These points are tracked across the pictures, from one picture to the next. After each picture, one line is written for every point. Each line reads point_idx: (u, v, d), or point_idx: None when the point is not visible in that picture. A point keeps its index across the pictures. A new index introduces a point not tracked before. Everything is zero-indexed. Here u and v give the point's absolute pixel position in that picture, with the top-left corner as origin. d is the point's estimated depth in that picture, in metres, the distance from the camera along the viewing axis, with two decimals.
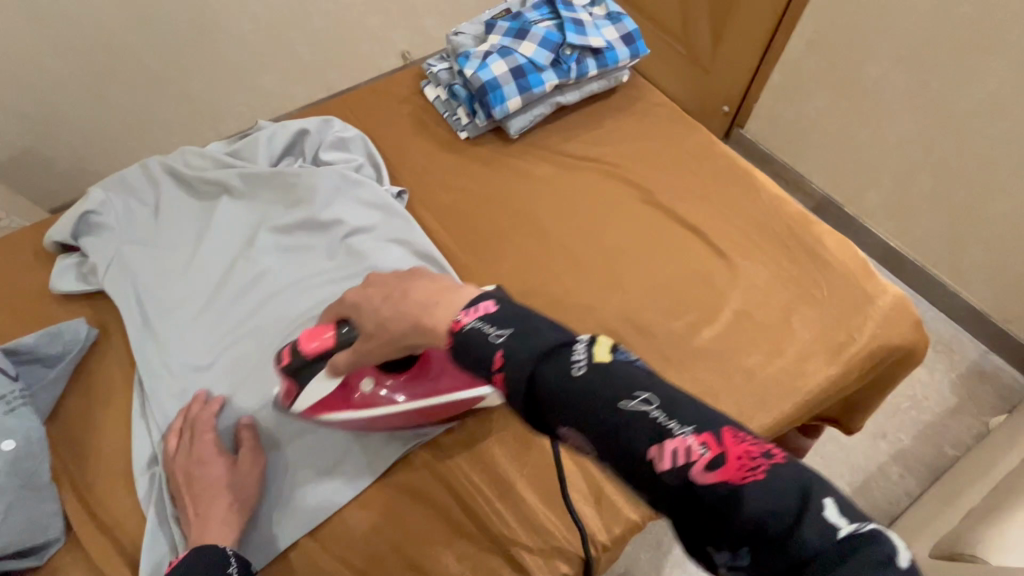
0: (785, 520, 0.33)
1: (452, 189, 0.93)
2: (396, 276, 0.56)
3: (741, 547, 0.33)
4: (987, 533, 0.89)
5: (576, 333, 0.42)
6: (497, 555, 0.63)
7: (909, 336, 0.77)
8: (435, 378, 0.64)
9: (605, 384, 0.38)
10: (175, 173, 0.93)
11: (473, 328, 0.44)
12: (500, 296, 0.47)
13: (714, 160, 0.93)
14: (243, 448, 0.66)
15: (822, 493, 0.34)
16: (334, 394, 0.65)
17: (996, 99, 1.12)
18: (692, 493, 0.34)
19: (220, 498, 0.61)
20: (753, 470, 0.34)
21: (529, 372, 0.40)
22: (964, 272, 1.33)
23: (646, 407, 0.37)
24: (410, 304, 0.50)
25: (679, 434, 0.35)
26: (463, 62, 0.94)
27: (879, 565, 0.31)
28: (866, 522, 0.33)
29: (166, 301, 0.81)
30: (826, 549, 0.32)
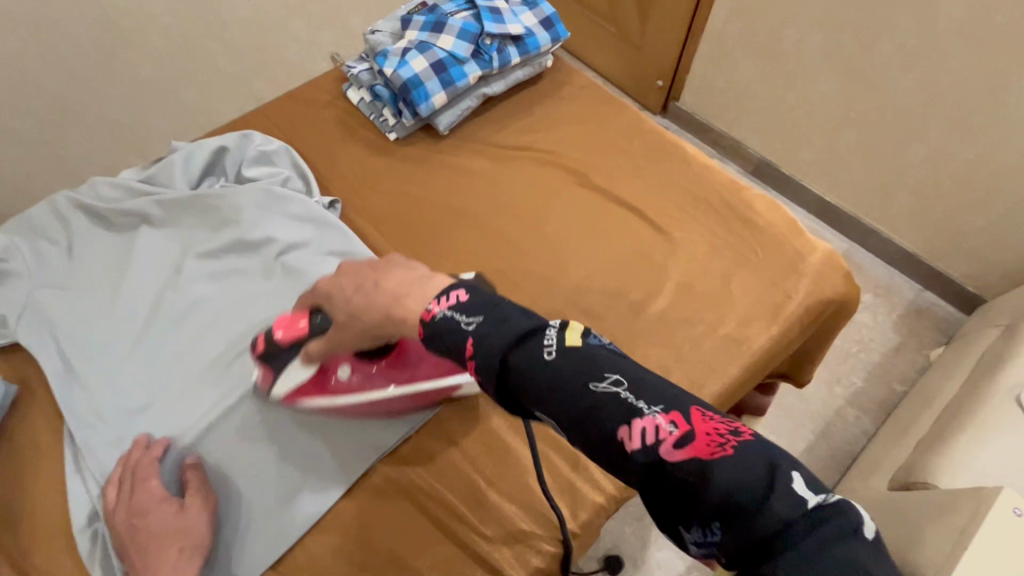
0: (758, 494, 0.35)
1: (388, 191, 0.91)
2: (369, 266, 0.59)
3: (712, 523, 0.35)
4: (933, 460, 0.95)
5: (546, 319, 0.43)
6: (468, 559, 0.62)
7: (841, 288, 0.81)
8: (414, 365, 0.64)
9: (581, 367, 0.40)
10: (87, 209, 0.86)
11: (445, 318, 0.45)
12: (471, 286, 0.48)
13: (644, 137, 0.94)
14: (190, 488, 0.63)
15: (788, 468, 0.36)
16: (312, 380, 0.66)
17: (904, 53, 1.18)
18: (663, 470, 0.36)
19: (170, 543, 0.59)
20: (721, 445, 0.36)
21: (500, 358, 0.42)
22: (894, 217, 1.40)
23: (615, 389, 0.39)
24: (381, 295, 0.53)
25: (649, 414, 0.37)
26: (382, 62, 0.92)
27: (841, 534, 0.34)
28: (828, 493, 0.35)
29: (97, 342, 0.77)
30: (797, 520, 0.34)
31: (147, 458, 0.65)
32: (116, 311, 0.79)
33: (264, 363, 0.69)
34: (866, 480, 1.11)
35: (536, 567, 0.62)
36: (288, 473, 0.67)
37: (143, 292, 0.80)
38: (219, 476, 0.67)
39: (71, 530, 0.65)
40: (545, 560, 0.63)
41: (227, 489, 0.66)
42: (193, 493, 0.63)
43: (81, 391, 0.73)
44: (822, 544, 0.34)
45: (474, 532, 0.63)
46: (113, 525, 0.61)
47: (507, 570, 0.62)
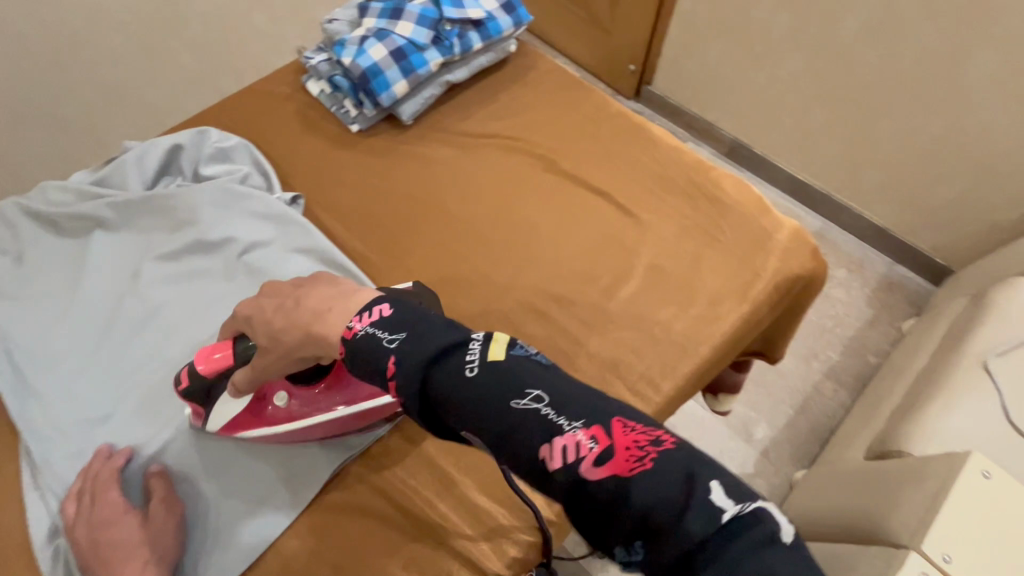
0: (675, 507, 0.32)
1: (352, 185, 0.89)
2: (294, 283, 0.57)
3: (634, 542, 0.32)
4: (905, 429, 0.97)
5: (470, 333, 0.41)
6: (443, 554, 0.62)
7: (809, 264, 0.81)
8: (355, 385, 0.62)
9: (501, 383, 0.38)
10: (36, 215, 0.83)
11: (365, 334, 0.44)
12: (394, 297, 0.46)
13: (612, 121, 0.93)
14: (154, 498, 0.61)
15: (708, 476, 0.33)
16: (248, 411, 0.63)
17: (868, 30, 1.19)
18: (580, 490, 0.34)
19: (135, 555, 0.57)
20: (641, 458, 0.33)
21: (420, 378, 0.40)
22: (864, 192, 1.42)
23: (536, 405, 0.36)
24: (302, 312, 0.52)
25: (569, 430, 0.35)
26: (340, 51, 0.90)
27: (763, 546, 0.30)
28: (751, 501, 0.32)
29: (52, 354, 0.74)
30: (718, 535, 0.31)
31: (108, 470, 0.63)
32: (71, 319, 0.76)
33: (191, 400, 0.63)
34: (843, 451, 1.14)
35: (514, 557, 0.62)
36: (257, 479, 0.65)
37: (100, 299, 0.77)
38: (187, 486, 0.65)
39: (32, 549, 0.62)
40: (522, 550, 0.62)
41: (195, 498, 0.64)
42: (158, 503, 0.61)
43: (37, 404, 0.70)
44: (744, 558, 0.30)
45: (449, 526, 0.63)
46: (74, 541, 0.59)
47: (485, 562, 0.61)
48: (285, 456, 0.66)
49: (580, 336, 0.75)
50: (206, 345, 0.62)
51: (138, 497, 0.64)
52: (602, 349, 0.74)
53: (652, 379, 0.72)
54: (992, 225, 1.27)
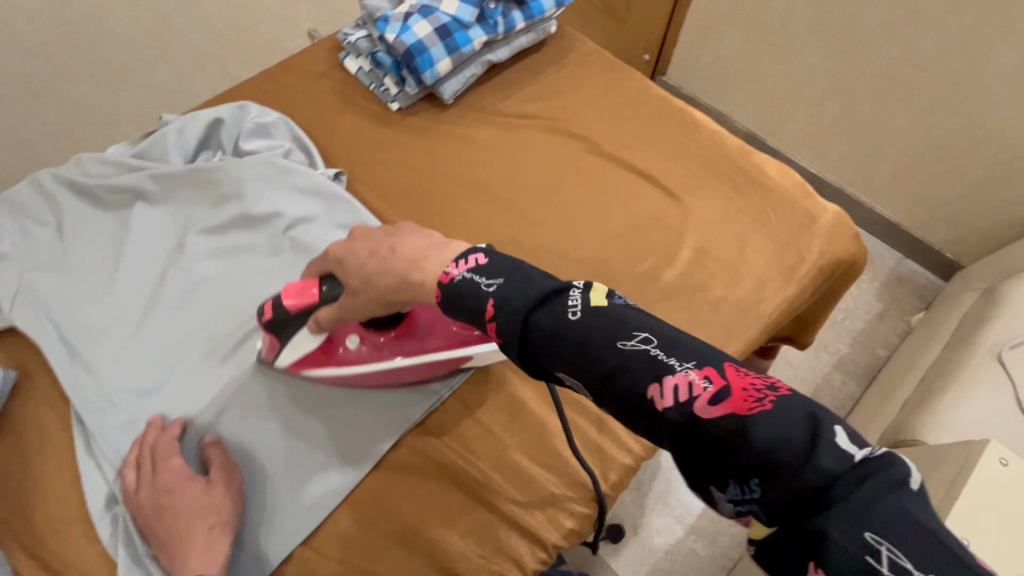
0: (799, 449, 0.32)
1: (396, 163, 0.88)
2: (382, 232, 0.56)
3: (750, 480, 0.33)
4: (923, 417, 0.99)
5: (568, 282, 0.42)
6: (500, 523, 0.63)
7: (851, 249, 0.82)
8: (424, 336, 0.63)
9: (608, 326, 0.39)
10: (76, 186, 0.82)
11: (465, 279, 0.45)
12: (489, 250, 0.47)
13: (649, 104, 0.93)
14: (214, 467, 0.62)
15: (830, 422, 0.33)
16: (317, 351, 0.65)
17: (890, 24, 1.19)
18: (696, 427, 0.35)
19: (200, 522, 0.58)
20: (759, 400, 0.34)
21: (522, 320, 0.41)
22: (877, 187, 1.42)
23: (644, 347, 0.37)
24: (397, 260, 0.51)
25: (680, 370, 0.36)
26: (382, 27, 0.89)
27: (894, 486, 0.31)
28: (877, 445, 0.32)
29: (97, 326, 0.73)
30: (846, 474, 0.31)
31: (165, 436, 0.63)
32: (116, 291, 0.75)
33: (270, 332, 0.64)
34: None
35: (569, 528, 0.63)
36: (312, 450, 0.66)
37: (144, 271, 0.77)
38: (245, 455, 0.65)
39: (90, 516, 0.63)
40: (578, 521, 0.64)
41: (251, 467, 0.65)
42: (217, 470, 0.61)
43: (87, 374, 0.70)
44: (875, 496, 0.30)
45: (508, 499, 0.63)
46: (137, 506, 0.60)
47: (542, 533, 0.62)
48: (342, 427, 0.67)
49: None
50: (292, 282, 0.62)
51: (196, 465, 0.64)
52: None
53: None
54: (1005, 221, 1.28)
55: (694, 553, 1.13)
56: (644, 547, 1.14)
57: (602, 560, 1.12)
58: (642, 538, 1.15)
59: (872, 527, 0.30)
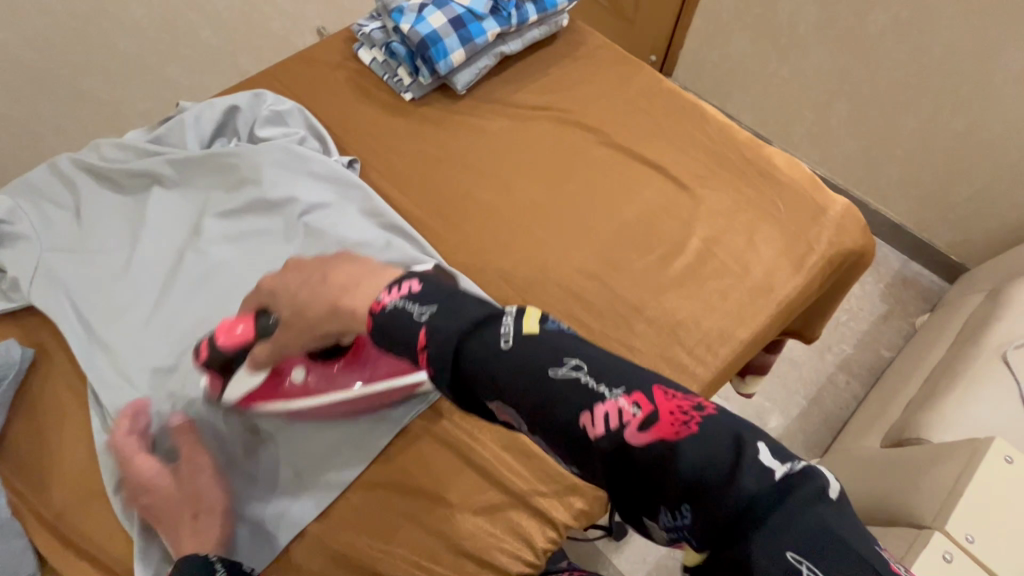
0: (725, 471, 0.35)
1: (407, 152, 0.89)
2: (316, 264, 0.66)
3: (682, 506, 0.35)
4: (927, 416, 0.99)
5: (501, 311, 0.45)
6: (512, 504, 0.64)
7: (859, 241, 0.83)
8: (371, 363, 0.66)
9: (539, 352, 0.41)
10: (94, 169, 0.83)
11: (396, 306, 0.49)
12: (422, 277, 0.51)
13: (659, 98, 0.94)
14: (182, 454, 0.64)
15: (753, 439, 0.36)
16: (264, 384, 0.66)
17: (898, 24, 1.19)
18: (629, 454, 0.37)
19: (183, 509, 0.61)
20: (685, 423, 0.36)
21: (456, 348, 0.44)
22: (882, 189, 1.43)
23: (576, 373, 0.40)
24: (330, 288, 0.59)
25: (611, 397, 0.38)
26: (398, 18, 0.90)
27: (813, 500, 0.34)
28: (795, 459, 0.36)
29: (112, 307, 0.74)
30: (770, 494, 0.34)
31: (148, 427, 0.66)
32: (133, 273, 0.76)
33: (211, 370, 0.67)
34: (859, 440, 1.16)
35: (580, 508, 0.64)
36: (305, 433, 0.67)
37: (161, 254, 0.78)
38: (254, 439, 0.67)
39: (105, 492, 0.64)
40: (588, 502, 0.65)
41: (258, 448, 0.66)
42: (186, 464, 0.64)
43: (104, 353, 0.71)
44: (795, 512, 0.34)
45: (520, 481, 0.64)
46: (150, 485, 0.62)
47: (553, 512, 0.63)
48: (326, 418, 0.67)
49: (635, 302, 0.76)
50: (228, 320, 0.67)
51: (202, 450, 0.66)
52: (659, 316, 0.75)
53: (707, 345, 0.74)
54: (1010, 223, 1.27)
55: None
56: (646, 544, 1.14)
57: (604, 557, 1.13)
58: (643, 536, 1.15)
59: (793, 546, 0.33)
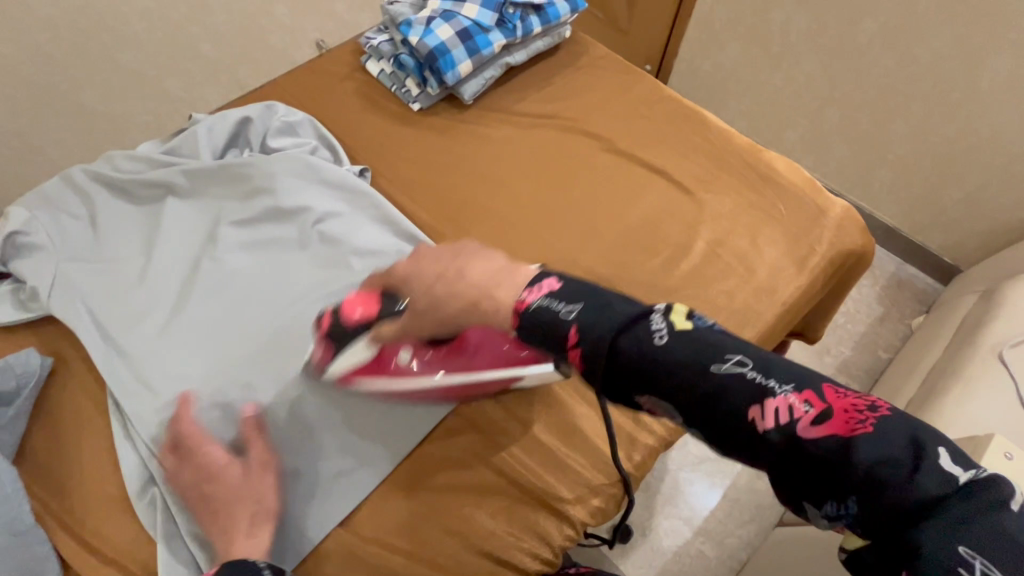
0: (899, 468, 0.35)
1: (417, 160, 0.91)
2: (447, 258, 0.61)
3: (849, 496, 0.36)
4: (928, 415, 1.00)
5: (648, 307, 0.46)
6: (532, 503, 0.66)
7: (859, 242, 0.85)
8: (472, 355, 0.63)
9: (698, 349, 0.42)
10: (108, 180, 0.84)
11: (543, 307, 0.48)
12: (556, 275, 0.51)
13: (661, 106, 0.96)
14: (252, 450, 0.63)
15: (933, 443, 0.36)
16: (371, 362, 0.67)
17: (889, 33, 1.23)
18: (798, 446, 0.38)
19: (241, 511, 0.59)
20: (860, 421, 0.37)
21: (609, 344, 0.44)
22: (876, 193, 1.46)
23: (740, 369, 0.41)
24: (469, 285, 0.56)
25: (780, 393, 0.39)
26: (406, 30, 0.92)
27: (996, 507, 0.33)
28: (979, 466, 0.35)
29: (130, 314, 0.75)
30: (948, 494, 0.34)
31: (186, 425, 0.64)
32: (150, 280, 0.78)
33: (326, 342, 0.69)
34: None
35: (596, 506, 0.67)
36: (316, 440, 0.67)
37: (178, 262, 0.80)
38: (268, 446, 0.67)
39: (128, 496, 0.65)
40: (604, 500, 0.67)
41: (296, 452, 0.67)
42: (255, 456, 0.63)
43: (123, 360, 0.72)
44: (974, 516, 0.33)
45: (538, 480, 0.66)
46: (183, 488, 0.61)
47: (571, 510, 0.66)
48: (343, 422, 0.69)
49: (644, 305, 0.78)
50: (353, 296, 0.69)
51: None
52: None
53: None
54: (1002, 225, 1.31)
55: (703, 554, 1.14)
56: (652, 549, 1.15)
57: (611, 562, 1.13)
58: (649, 540, 1.16)
59: (966, 542, 0.33)
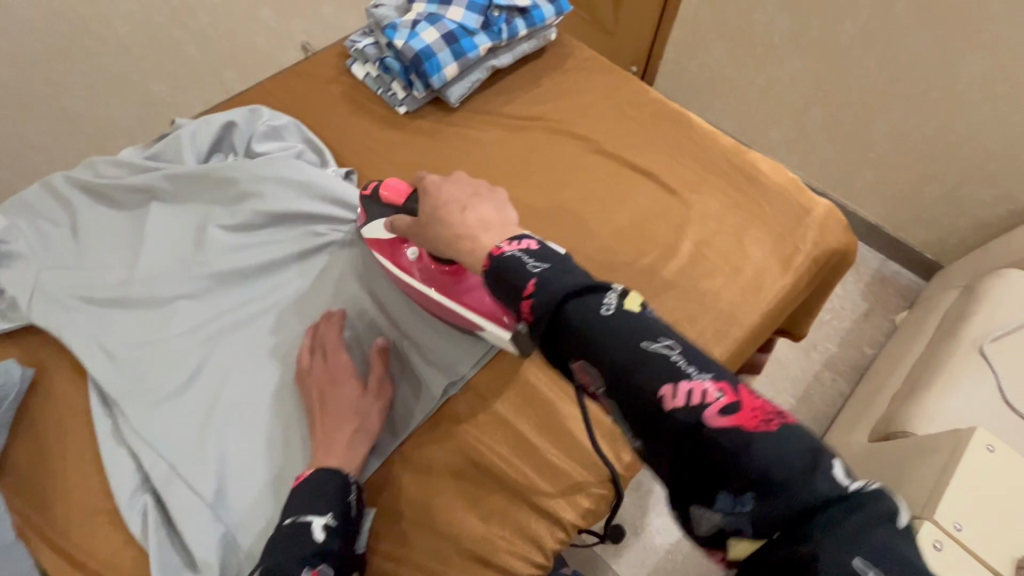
0: (795, 469, 0.35)
1: (404, 164, 0.91)
2: (469, 190, 0.63)
3: (745, 493, 0.35)
4: (913, 409, 1.02)
5: (608, 283, 0.46)
6: (521, 505, 0.66)
7: (842, 240, 0.87)
8: (462, 288, 0.69)
9: (635, 328, 0.42)
10: (88, 186, 0.83)
11: (513, 255, 0.50)
12: (541, 239, 0.52)
13: (646, 108, 0.97)
14: (372, 370, 0.69)
15: (829, 456, 0.36)
16: (387, 242, 0.74)
17: (868, 34, 1.25)
18: (700, 433, 0.37)
19: (347, 422, 0.65)
20: (765, 421, 0.37)
21: (556, 304, 0.45)
22: (858, 191, 1.48)
23: (666, 351, 0.41)
24: (461, 219, 0.59)
25: (697, 377, 0.39)
26: (391, 34, 0.92)
27: (884, 521, 0.32)
28: (869, 481, 0.35)
29: (114, 320, 0.74)
30: (839, 500, 0.34)
31: (331, 335, 0.71)
32: (134, 284, 0.76)
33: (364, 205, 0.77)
34: (848, 435, 1.19)
35: (587, 508, 0.66)
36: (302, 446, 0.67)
37: (162, 267, 0.79)
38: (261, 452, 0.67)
39: (116, 505, 0.64)
40: (594, 501, 0.67)
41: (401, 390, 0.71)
42: (374, 378, 0.69)
43: (106, 365, 0.71)
44: (865, 526, 0.32)
45: (527, 482, 0.66)
46: (308, 384, 0.68)
47: (562, 513, 0.66)
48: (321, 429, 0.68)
49: None
50: (401, 182, 0.74)
51: (204, 464, 0.65)
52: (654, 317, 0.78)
53: (703, 343, 0.76)
54: (981, 222, 1.33)
55: (695, 552, 1.15)
56: (645, 548, 1.16)
57: (604, 562, 1.14)
58: (642, 539, 1.16)
59: (863, 554, 0.31)
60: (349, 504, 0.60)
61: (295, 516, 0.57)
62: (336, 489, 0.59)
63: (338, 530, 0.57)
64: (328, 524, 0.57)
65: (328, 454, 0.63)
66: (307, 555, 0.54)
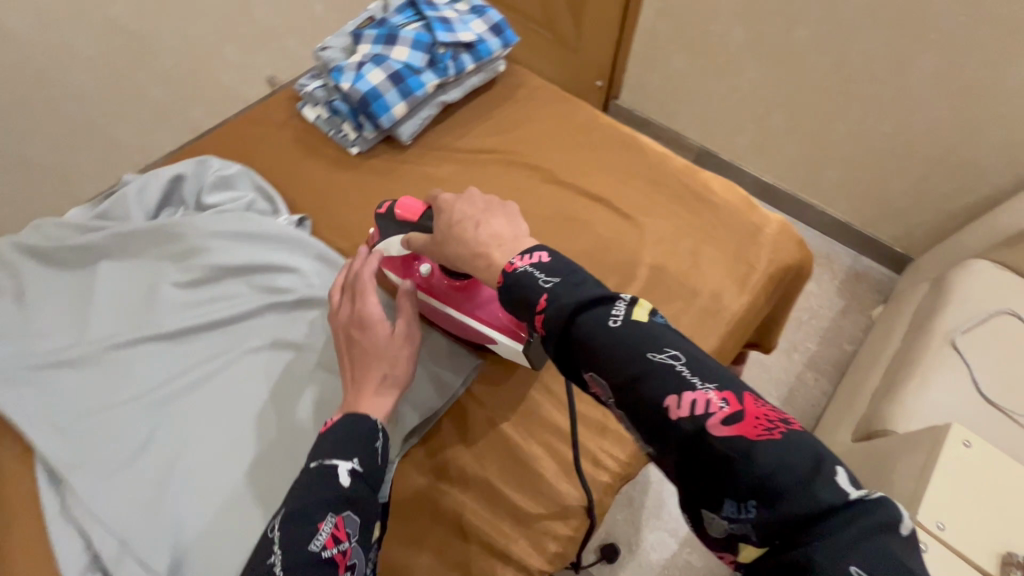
0: (798, 477, 0.34)
1: (360, 204, 0.91)
2: (484, 206, 0.62)
3: (747, 501, 0.35)
4: (892, 407, 1.02)
5: (619, 292, 0.45)
6: (489, 554, 0.65)
7: (796, 255, 0.87)
8: (476, 304, 0.70)
9: (641, 338, 0.41)
10: (33, 250, 0.81)
11: (525, 272, 0.49)
12: (552, 249, 0.51)
13: (599, 132, 0.98)
14: (400, 314, 0.67)
15: (833, 462, 0.35)
16: (399, 259, 0.74)
17: (820, 39, 1.27)
18: (703, 442, 0.37)
19: (374, 371, 0.63)
20: (768, 429, 0.36)
21: (567, 319, 0.44)
22: (825, 191, 1.51)
23: (672, 362, 0.40)
24: (476, 238, 0.57)
25: (701, 388, 0.39)
26: (337, 76, 0.92)
27: (882, 529, 0.33)
28: (872, 489, 0.35)
29: (62, 388, 0.72)
30: (842, 508, 0.33)
31: (364, 273, 0.70)
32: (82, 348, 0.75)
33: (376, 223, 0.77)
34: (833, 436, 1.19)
35: (554, 552, 0.66)
36: (261, 509, 0.66)
37: (112, 328, 0.77)
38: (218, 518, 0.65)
39: None
40: (562, 544, 0.66)
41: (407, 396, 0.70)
42: (402, 326, 0.67)
43: (54, 437, 0.68)
44: (863, 535, 0.32)
45: (492, 528, 0.66)
46: (337, 322, 0.68)
47: (529, 559, 0.65)
48: (278, 494, 0.67)
49: None
50: (415, 200, 0.73)
51: (158, 535, 0.63)
52: None
53: None
54: (944, 215, 1.35)
55: (690, 565, 1.14)
56: (641, 567, 1.14)
57: None
58: (638, 557, 1.15)
59: (858, 561, 0.32)
60: (376, 451, 0.57)
61: (320, 460, 0.54)
62: (364, 435, 0.57)
63: (363, 477, 0.55)
64: (354, 469, 0.54)
65: (358, 402, 0.61)
66: (332, 499, 0.51)
